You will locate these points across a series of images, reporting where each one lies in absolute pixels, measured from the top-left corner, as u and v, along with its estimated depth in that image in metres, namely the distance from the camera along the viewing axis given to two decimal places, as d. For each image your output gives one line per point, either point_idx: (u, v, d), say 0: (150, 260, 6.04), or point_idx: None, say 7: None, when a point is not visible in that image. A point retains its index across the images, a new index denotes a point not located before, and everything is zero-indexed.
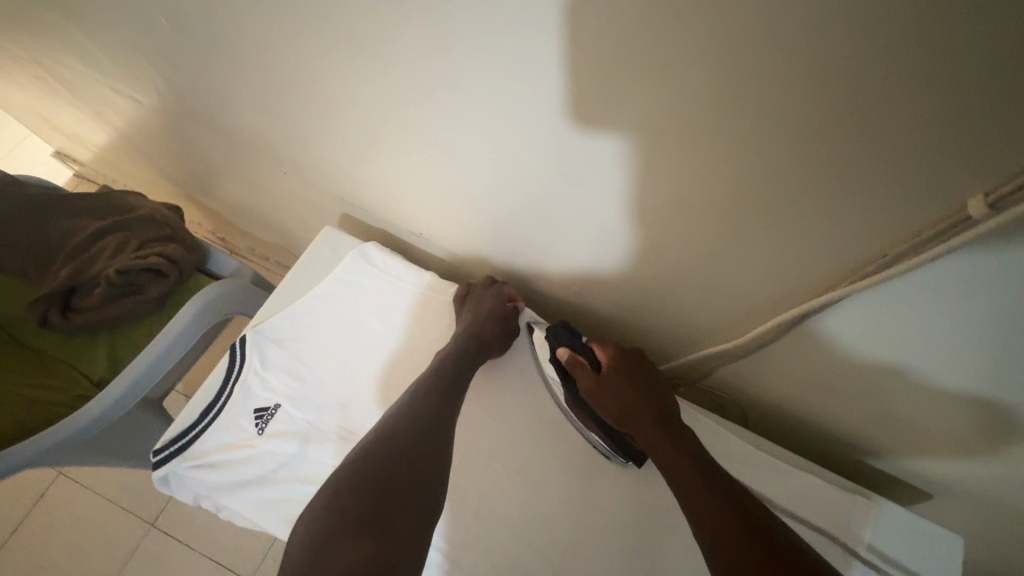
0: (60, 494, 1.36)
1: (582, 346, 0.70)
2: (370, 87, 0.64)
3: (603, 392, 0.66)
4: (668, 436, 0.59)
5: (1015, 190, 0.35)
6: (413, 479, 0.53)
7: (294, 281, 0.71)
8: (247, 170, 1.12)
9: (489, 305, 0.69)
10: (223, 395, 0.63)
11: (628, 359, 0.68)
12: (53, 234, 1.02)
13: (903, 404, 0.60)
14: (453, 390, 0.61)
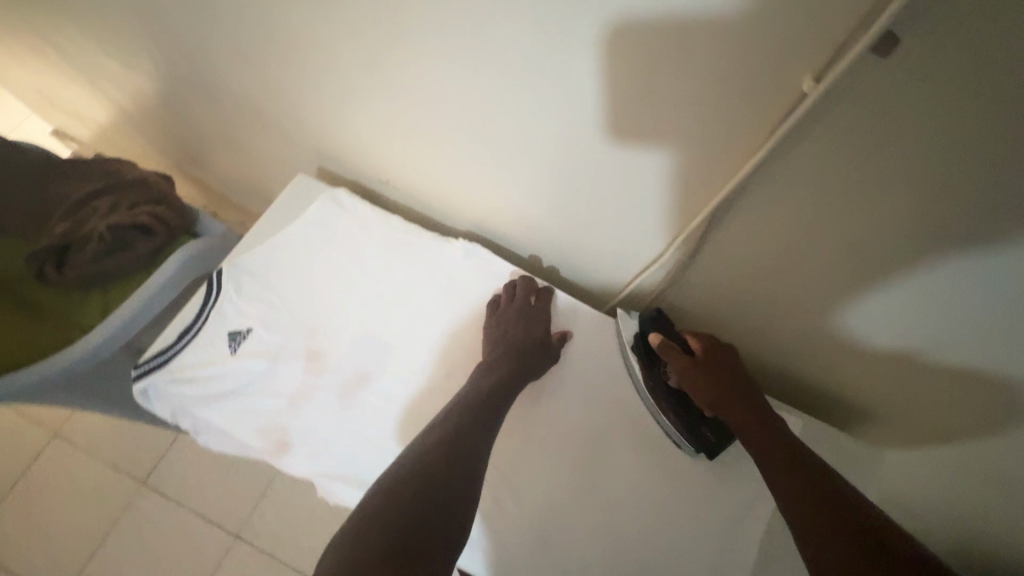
0: (56, 453, 1.42)
1: (675, 334, 0.73)
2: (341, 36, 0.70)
3: (702, 375, 0.68)
4: (768, 433, 0.61)
5: (837, 59, 0.44)
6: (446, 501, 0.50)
7: (268, 220, 0.76)
8: (235, 138, 1.18)
9: (534, 326, 0.70)
10: (200, 319, 0.68)
11: (718, 345, 0.70)
12: (51, 196, 1.08)
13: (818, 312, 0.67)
14: (490, 414, 0.60)
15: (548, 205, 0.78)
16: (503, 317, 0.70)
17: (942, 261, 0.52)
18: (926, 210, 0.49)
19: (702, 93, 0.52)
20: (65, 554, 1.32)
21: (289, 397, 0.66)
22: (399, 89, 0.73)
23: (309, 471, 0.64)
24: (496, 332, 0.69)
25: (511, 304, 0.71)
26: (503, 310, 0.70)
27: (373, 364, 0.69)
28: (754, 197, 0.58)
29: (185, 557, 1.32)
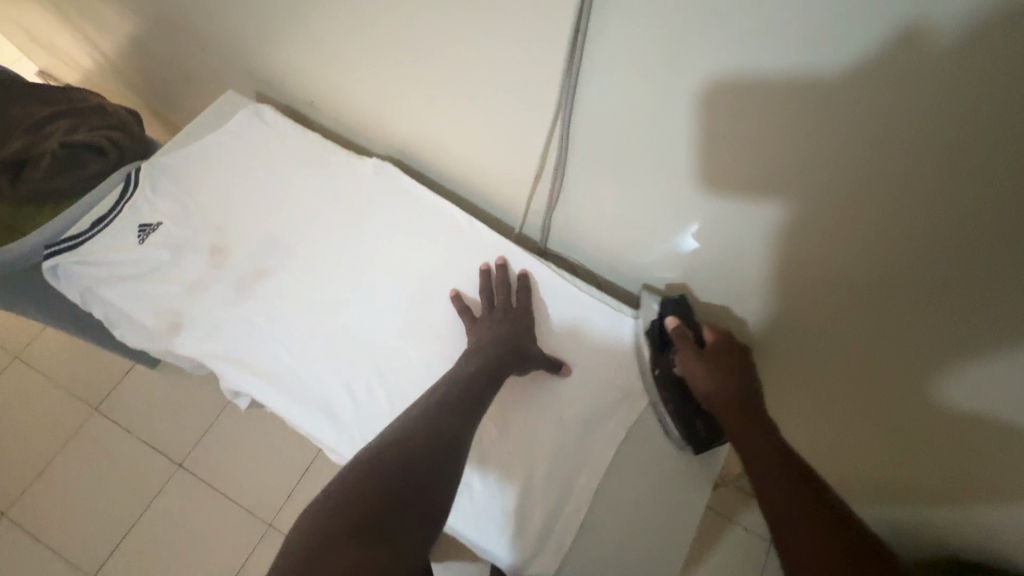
0: (14, 377, 1.46)
1: (692, 322, 0.67)
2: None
3: (707, 366, 0.62)
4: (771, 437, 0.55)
5: None
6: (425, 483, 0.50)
7: (190, 130, 0.81)
8: (187, 79, 1.22)
9: (520, 327, 0.68)
10: (113, 211, 0.73)
11: (735, 342, 0.65)
12: (11, 115, 1.13)
13: (692, 224, 0.70)
14: (473, 395, 0.59)
15: (452, 127, 0.80)
16: (487, 322, 0.68)
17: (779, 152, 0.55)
18: (914, 222, 0.53)
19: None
20: (14, 472, 1.37)
21: (188, 286, 0.70)
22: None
23: (198, 352, 0.67)
24: (482, 336, 0.67)
25: (492, 310, 0.69)
26: (486, 317, 0.69)
27: (272, 262, 0.72)
28: (619, 96, 0.60)
29: (129, 481, 1.37)
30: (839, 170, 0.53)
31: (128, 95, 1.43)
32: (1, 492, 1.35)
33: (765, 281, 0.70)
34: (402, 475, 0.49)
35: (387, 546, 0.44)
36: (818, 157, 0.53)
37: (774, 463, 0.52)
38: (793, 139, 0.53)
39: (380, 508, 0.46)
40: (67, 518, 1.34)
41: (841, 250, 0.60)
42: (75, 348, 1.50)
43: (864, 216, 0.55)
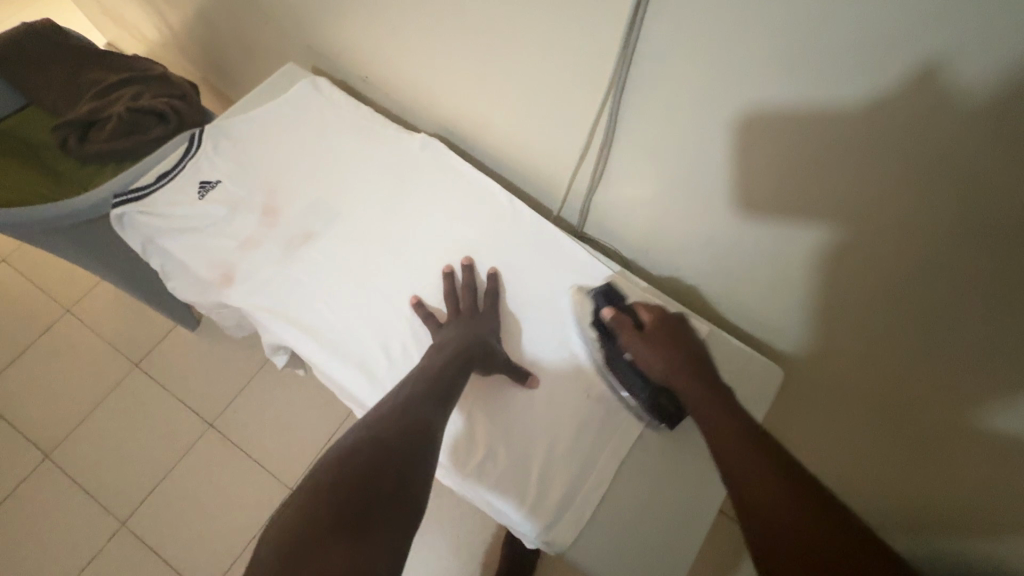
0: (64, 328, 1.55)
1: (625, 305, 0.67)
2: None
3: (648, 348, 0.62)
4: (726, 403, 0.54)
5: None
6: (396, 474, 0.49)
7: (252, 98, 0.85)
8: (244, 53, 1.27)
9: (484, 328, 0.68)
10: (177, 167, 0.78)
11: (670, 317, 0.64)
12: (82, 79, 1.19)
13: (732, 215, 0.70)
14: (441, 392, 0.59)
15: (500, 106, 0.82)
16: (453, 324, 0.68)
17: (825, 141, 0.54)
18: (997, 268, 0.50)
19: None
20: (56, 418, 1.45)
21: (240, 242, 0.74)
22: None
23: (244, 304, 0.71)
24: (450, 331, 0.67)
25: (457, 314, 0.69)
26: (451, 321, 0.68)
27: (319, 226, 0.75)
28: (668, 82, 0.61)
29: (161, 436, 1.44)
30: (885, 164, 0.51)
31: (188, 66, 1.49)
32: (43, 435, 1.43)
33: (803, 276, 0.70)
34: (367, 469, 0.48)
35: (360, 536, 0.43)
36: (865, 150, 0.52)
37: (730, 432, 0.52)
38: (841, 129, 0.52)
39: (353, 502, 0.45)
40: (103, 466, 1.41)
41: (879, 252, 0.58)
42: (122, 305, 1.57)
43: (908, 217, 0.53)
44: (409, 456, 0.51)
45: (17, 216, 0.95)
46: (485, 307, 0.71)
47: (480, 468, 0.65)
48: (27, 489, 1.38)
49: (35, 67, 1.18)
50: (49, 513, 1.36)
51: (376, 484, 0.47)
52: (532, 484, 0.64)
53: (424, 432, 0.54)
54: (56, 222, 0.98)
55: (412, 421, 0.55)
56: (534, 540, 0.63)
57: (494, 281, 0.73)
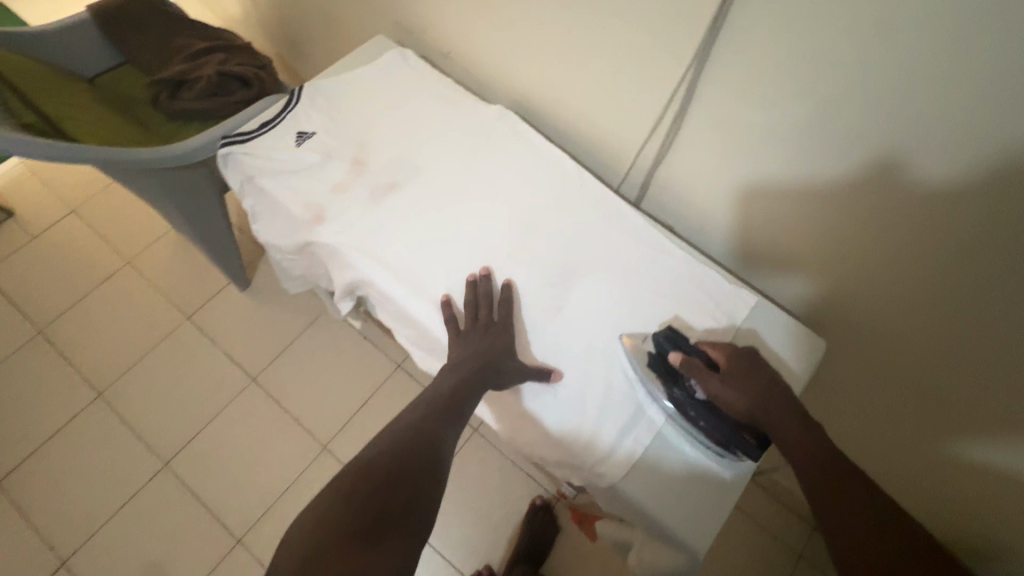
0: (125, 278, 1.64)
1: (691, 348, 0.70)
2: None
3: (732, 391, 0.66)
4: (810, 436, 0.62)
5: None
6: (406, 493, 0.56)
7: (346, 63, 0.93)
8: (321, 33, 1.36)
9: (502, 340, 0.72)
10: (279, 117, 0.86)
11: (739, 354, 0.69)
12: (176, 43, 1.28)
13: (791, 194, 0.77)
14: (451, 413, 0.64)
15: (575, 84, 0.88)
16: (469, 337, 0.71)
17: (830, 187, 0.72)
18: None
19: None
20: (111, 361, 1.53)
21: (331, 187, 0.81)
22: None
23: (334, 240, 0.78)
24: (464, 346, 0.71)
25: (473, 323, 0.72)
26: (469, 330, 0.72)
27: (404, 178, 0.83)
28: (749, 55, 0.68)
29: (208, 386, 1.51)
30: (866, 222, 0.72)
31: (265, 43, 1.60)
32: (98, 376, 1.51)
33: (855, 248, 0.76)
34: (383, 486, 0.55)
35: (374, 548, 0.50)
36: (853, 209, 0.72)
37: (840, 492, 0.58)
38: (841, 180, 0.71)
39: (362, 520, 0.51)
40: (151, 409, 1.48)
41: (864, 282, 0.78)
42: (180, 262, 1.66)
43: (885, 253, 0.73)
44: (418, 476, 0.58)
45: (122, 156, 1.01)
46: (496, 321, 0.74)
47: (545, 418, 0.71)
48: (80, 424, 1.46)
49: (134, 30, 1.27)
50: (98, 448, 1.43)
51: (388, 500, 0.54)
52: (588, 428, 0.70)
53: (427, 460, 0.59)
54: (157, 163, 1.04)
55: (421, 446, 0.60)
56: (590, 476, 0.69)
57: (507, 291, 0.75)
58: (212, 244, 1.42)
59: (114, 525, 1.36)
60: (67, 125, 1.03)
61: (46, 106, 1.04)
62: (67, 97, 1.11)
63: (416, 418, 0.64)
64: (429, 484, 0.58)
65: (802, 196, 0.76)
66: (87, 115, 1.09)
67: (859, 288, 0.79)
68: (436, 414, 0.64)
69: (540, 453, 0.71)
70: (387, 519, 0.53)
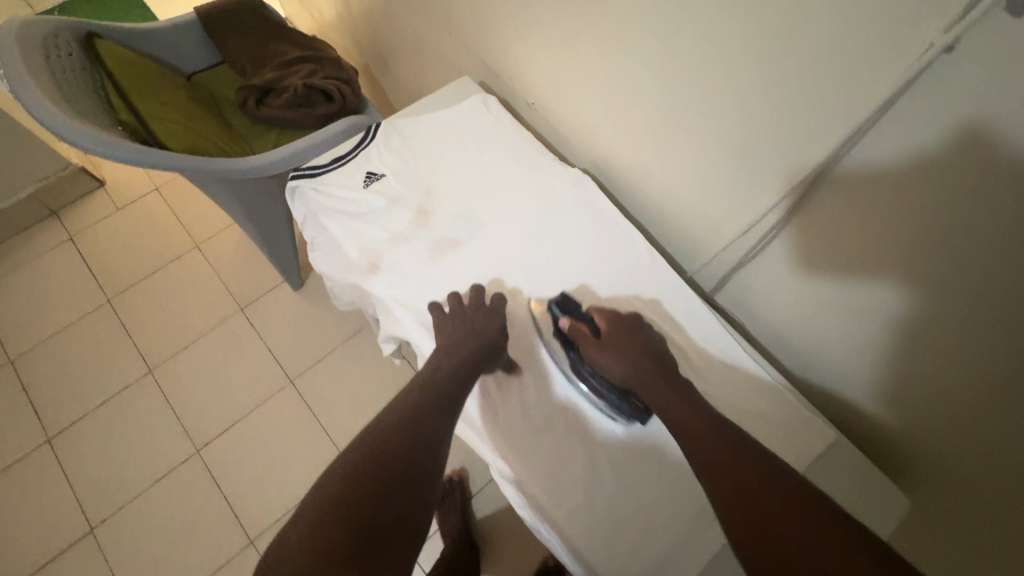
0: (191, 260, 1.70)
1: (581, 313, 0.72)
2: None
3: (605, 353, 0.67)
4: (677, 392, 0.62)
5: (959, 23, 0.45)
6: (400, 499, 0.53)
7: (428, 102, 0.90)
8: (407, 54, 1.36)
9: (488, 328, 0.70)
10: (351, 154, 0.84)
11: (625, 321, 0.70)
12: (270, 49, 1.31)
13: (875, 272, 0.62)
14: (445, 400, 0.63)
15: (663, 159, 0.82)
16: (458, 324, 0.70)
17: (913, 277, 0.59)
18: None
19: (863, 53, 0.53)
20: (166, 339, 1.59)
21: (391, 234, 0.79)
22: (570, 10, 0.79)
23: (384, 294, 0.75)
24: (450, 334, 0.69)
25: (460, 311, 0.71)
26: (456, 318, 0.71)
27: (465, 235, 0.79)
28: (868, 181, 0.58)
29: (248, 379, 1.55)
30: (941, 280, 0.56)
31: (355, 54, 1.62)
32: (151, 352, 1.58)
33: (946, 410, 0.63)
34: (370, 487, 0.52)
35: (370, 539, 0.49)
36: (922, 255, 0.57)
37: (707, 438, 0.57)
38: (927, 273, 0.57)
39: (357, 512, 0.50)
40: (194, 392, 1.53)
41: (931, 360, 0.61)
42: (243, 252, 1.71)
43: (964, 367, 0.59)
44: (414, 479, 0.55)
45: (202, 164, 1.01)
46: (485, 307, 0.72)
47: (530, 452, 0.68)
48: (128, 395, 1.52)
49: (235, 33, 1.30)
50: (140, 423, 1.49)
51: (382, 511, 0.51)
52: (581, 477, 0.67)
53: (423, 451, 0.58)
54: (233, 174, 1.04)
55: (416, 435, 0.59)
56: (583, 552, 0.64)
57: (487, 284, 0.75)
58: (274, 245, 1.45)
59: (142, 500, 1.41)
60: (156, 125, 1.04)
61: (143, 105, 1.07)
62: (164, 95, 1.13)
63: (405, 409, 0.62)
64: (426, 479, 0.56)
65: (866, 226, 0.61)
66: (179, 114, 1.11)
67: (920, 360, 0.63)
68: (427, 410, 0.62)
69: (534, 497, 0.66)
70: (376, 533, 0.49)
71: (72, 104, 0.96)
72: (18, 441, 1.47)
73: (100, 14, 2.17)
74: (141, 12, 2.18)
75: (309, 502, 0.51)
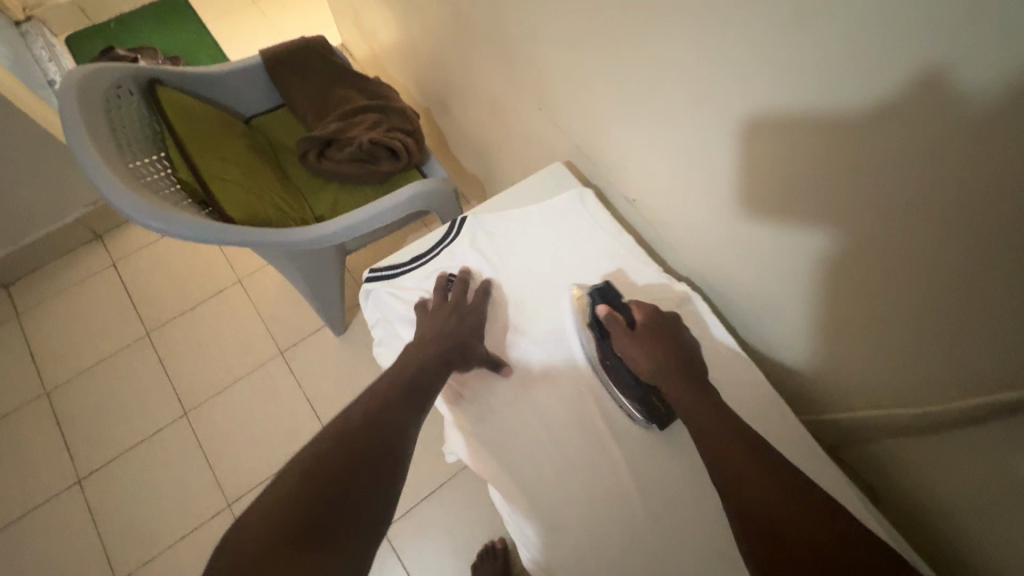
0: (231, 297, 1.65)
1: (620, 304, 0.73)
2: (642, 49, 0.67)
3: (638, 346, 0.69)
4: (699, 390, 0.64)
5: None
6: (368, 476, 0.57)
7: (513, 195, 0.87)
8: (469, 106, 1.25)
9: (472, 320, 0.75)
10: (430, 253, 0.82)
11: (660, 315, 0.72)
12: (334, 95, 1.23)
13: None
14: (418, 393, 0.68)
15: (780, 294, 0.70)
16: (440, 316, 0.75)
17: None
18: None
19: None
20: (202, 380, 1.54)
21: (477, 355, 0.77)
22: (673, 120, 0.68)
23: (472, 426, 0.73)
24: (431, 328, 0.74)
25: (442, 306, 0.76)
26: (438, 312, 0.75)
27: (558, 362, 0.77)
28: None
29: (285, 430, 1.48)
30: None
31: (413, 93, 1.52)
32: (187, 392, 1.52)
33: None
34: (334, 460, 0.57)
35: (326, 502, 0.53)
36: None
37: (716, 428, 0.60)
38: None
39: (318, 479, 0.55)
40: (229, 441, 1.47)
41: None
42: (288, 290, 1.65)
43: None
44: (379, 455, 0.60)
45: (257, 237, 0.93)
46: (467, 298, 0.77)
47: (508, 450, 0.72)
48: (162, 439, 1.47)
49: (298, 77, 1.23)
50: (172, 469, 1.44)
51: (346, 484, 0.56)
52: (610, 551, 0.66)
53: (388, 436, 0.62)
54: (295, 246, 0.98)
55: (385, 423, 0.63)
56: None
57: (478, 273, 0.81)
58: (322, 296, 1.38)
59: (169, 555, 1.35)
60: (215, 187, 0.97)
61: (202, 162, 1.00)
62: (224, 148, 1.07)
63: (378, 400, 0.66)
64: (388, 459, 0.60)
65: (900, 334, 0.57)
66: (239, 172, 1.04)
67: (983, 466, 0.56)
68: (394, 401, 0.66)
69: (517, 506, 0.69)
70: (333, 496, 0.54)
71: (129, 169, 0.90)
72: (49, 480, 1.43)
73: (154, 30, 2.15)
74: (192, 29, 2.14)
75: (275, 488, 0.54)
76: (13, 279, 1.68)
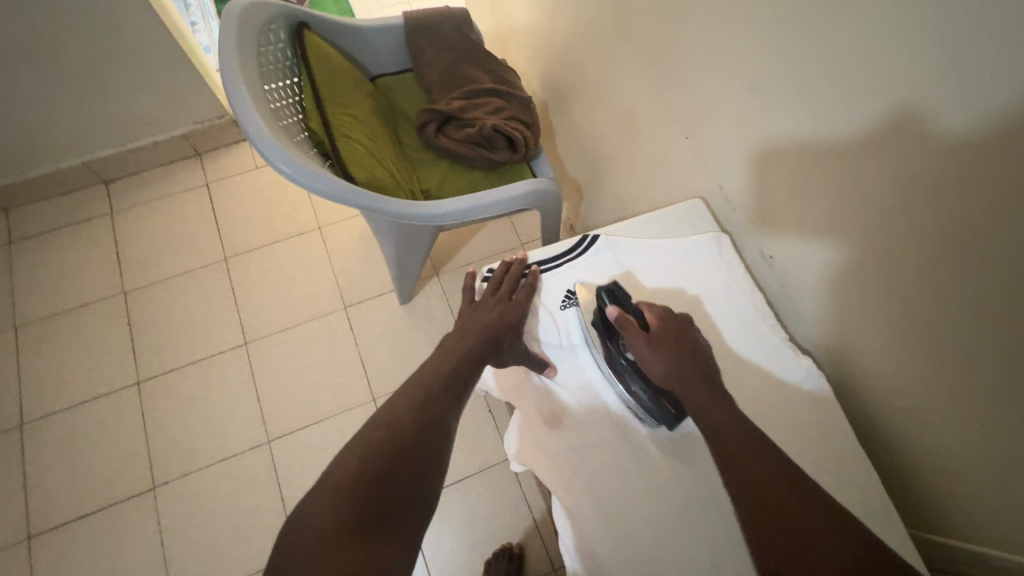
0: (308, 241, 1.68)
1: (629, 305, 0.73)
2: (848, 111, 0.62)
3: (654, 348, 0.68)
4: (728, 404, 0.63)
5: None
6: (416, 470, 0.57)
7: (643, 225, 0.87)
8: (594, 111, 1.21)
9: (511, 315, 0.75)
10: (553, 263, 0.82)
11: (673, 320, 0.71)
12: (462, 72, 1.21)
13: None
14: (458, 387, 0.68)
15: (877, 370, 0.73)
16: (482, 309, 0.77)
17: None
18: None
19: None
20: (268, 315, 1.58)
21: (582, 382, 0.75)
22: (861, 194, 0.64)
23: (562, 454, 0.70)
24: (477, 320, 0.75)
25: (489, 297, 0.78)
26: (483, 305, 0.77)
27: None
28: None
29: (334, 384, 1.50)
30: None
31: (532, 82, 1.49)
32: (251, 324, 1.57)
33: None
34: (385, 453, 0.57)
35: (380, 493, 0.54)
36: None
37: (738, 441, 0.60)
38: None
39: (371, 469, 0.55)
40: (280, 380, 1.50)
41: None
42: (363, 247, 1.67)
43: None
44: (425, 456, 0.59)
45: (375, 204, 0.94)
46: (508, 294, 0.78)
47: (593, 484, 0.68)
48: (219, 362, 1.52)
49: (434, 46, 1.22)
50: (224, 393, 1.48)
51: (397, 483, 0.56)
52: None
53: (432, 428, 0.62)
54: (404, 218, 0.97)
55: (430, 413, 0.63)
56: None
57: (519, 263, 0.81)
58: (403, 266, 1.38)
59: (206, 474, 1.40)
60: (342, 145, 0.98)
61: (334, 118, 1.01)
62: (352, 105, 1.07)
63: (421, 390, 0.66)
64: (433, 453, 0.60)
65: (963, 406, 0.63)
66: (364, 133, 1.04)
67: None
68: (441, 390, 0.66)
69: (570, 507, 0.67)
70: (389, 488, 0.55)
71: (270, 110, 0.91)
72: (113, 375, 1.50)
73: None
74: None
75: (327, 476, 0.56)
76: (114, 176, 1.75)
